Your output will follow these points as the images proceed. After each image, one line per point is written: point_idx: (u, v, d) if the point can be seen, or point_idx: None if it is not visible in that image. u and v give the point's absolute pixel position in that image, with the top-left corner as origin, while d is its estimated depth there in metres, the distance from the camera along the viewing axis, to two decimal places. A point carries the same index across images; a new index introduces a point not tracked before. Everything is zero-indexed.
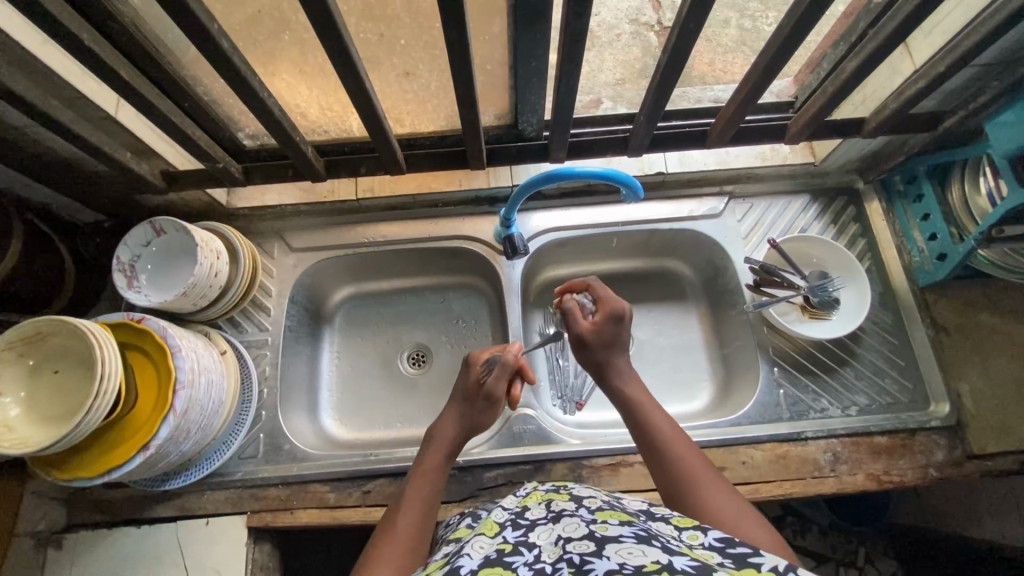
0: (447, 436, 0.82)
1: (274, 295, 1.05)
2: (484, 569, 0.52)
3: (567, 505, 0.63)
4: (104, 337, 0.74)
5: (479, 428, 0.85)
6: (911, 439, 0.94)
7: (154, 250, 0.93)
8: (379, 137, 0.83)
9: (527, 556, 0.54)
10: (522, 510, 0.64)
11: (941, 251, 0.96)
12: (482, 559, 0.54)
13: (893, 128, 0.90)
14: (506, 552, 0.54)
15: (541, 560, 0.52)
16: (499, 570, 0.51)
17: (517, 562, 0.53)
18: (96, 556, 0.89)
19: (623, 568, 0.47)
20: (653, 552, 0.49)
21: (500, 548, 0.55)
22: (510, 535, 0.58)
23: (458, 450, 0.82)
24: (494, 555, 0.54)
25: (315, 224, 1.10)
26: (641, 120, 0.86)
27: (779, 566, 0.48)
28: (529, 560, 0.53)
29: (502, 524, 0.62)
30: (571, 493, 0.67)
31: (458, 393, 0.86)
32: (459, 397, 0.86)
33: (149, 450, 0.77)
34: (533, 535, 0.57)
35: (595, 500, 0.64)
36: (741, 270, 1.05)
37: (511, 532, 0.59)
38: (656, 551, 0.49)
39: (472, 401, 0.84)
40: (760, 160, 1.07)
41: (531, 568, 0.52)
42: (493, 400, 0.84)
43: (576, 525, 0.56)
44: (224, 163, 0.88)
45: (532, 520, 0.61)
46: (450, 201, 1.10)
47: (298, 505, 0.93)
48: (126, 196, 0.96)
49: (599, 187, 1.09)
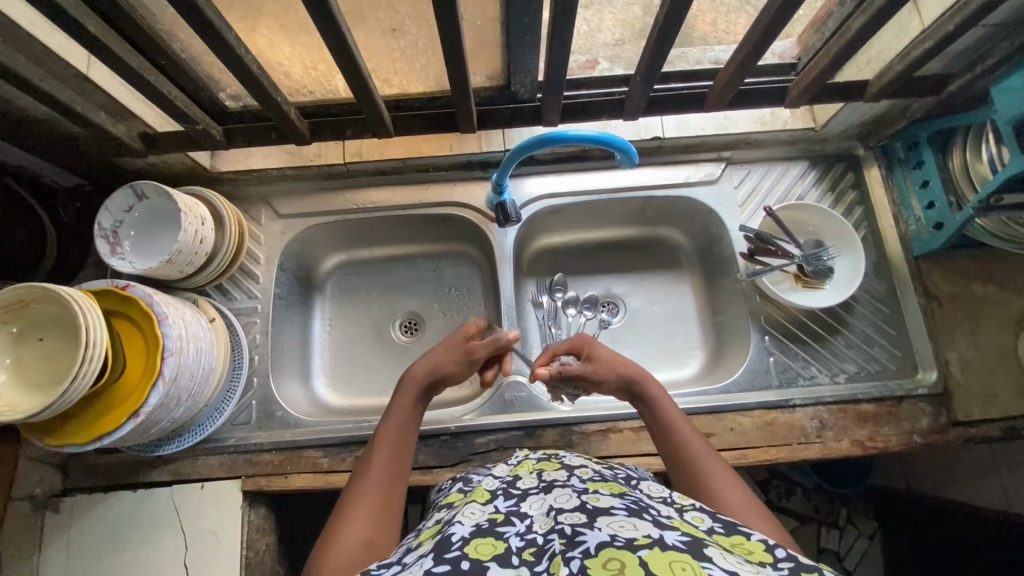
0: (424, 377, 0.80)
1: (263, 262, 1.04)
2: (476, 538, 0.53)
3: (558, 475, 0.66)
4: (88, 305, 0.73)
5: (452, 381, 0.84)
6: (897, 406, 0.95)
7: (137, 215, 0.91)
8: (365, 98, 0.80)
9: (518, 526, 0.56)
10: (514, 479, 0.67)
11: (939, 220, 0.94)
12: (474, 527, 0.55)
13: (898, 91, 0.87)
14: (498, 522, 0.56)
15: (532, 530, 0.54)
16: (490, 540, 0.53)
17: (508, 532, 0.54)
18: (92, 519, 0.90)
19: (615, 539, 0.49)
20: (644, 527, 0.51)
21: (491, 517, 0.57)
22: (502, 505, 0.60)
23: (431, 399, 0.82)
24: (485, 525, 0.55)
25: (303, 189, 1.07)
26: (638, 81, 0.83)
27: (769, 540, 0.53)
28: (521, 530, 0.55)
29: (493, 492, 0.64)
30: (563, 462, 0.70)
31: (444, 343, 0.85)
32: (444, 346, 0.84)
33: (140, 416, 0.77)
34: (525, 505, 0.60)
35: (586, 470, 0.68)
36: (735, 238, 1.04)
37: (502, 501, 0.61)
38: (647, 525, 0.52)
39: (454, 355, 0.83)
40: (759, 125, 1.05)
41: (523, 538, 0.54)
42: (473, 359, 0.85)
43: (568, 496, 0.58)
44: (204, 125, 0.85)
45: (524, 490, 0.63)
46: (441, 166, 1.08)
47: (291, 469, 0.94)
48: (104, 159, 0.92)
49: (594, 152, 1.06)
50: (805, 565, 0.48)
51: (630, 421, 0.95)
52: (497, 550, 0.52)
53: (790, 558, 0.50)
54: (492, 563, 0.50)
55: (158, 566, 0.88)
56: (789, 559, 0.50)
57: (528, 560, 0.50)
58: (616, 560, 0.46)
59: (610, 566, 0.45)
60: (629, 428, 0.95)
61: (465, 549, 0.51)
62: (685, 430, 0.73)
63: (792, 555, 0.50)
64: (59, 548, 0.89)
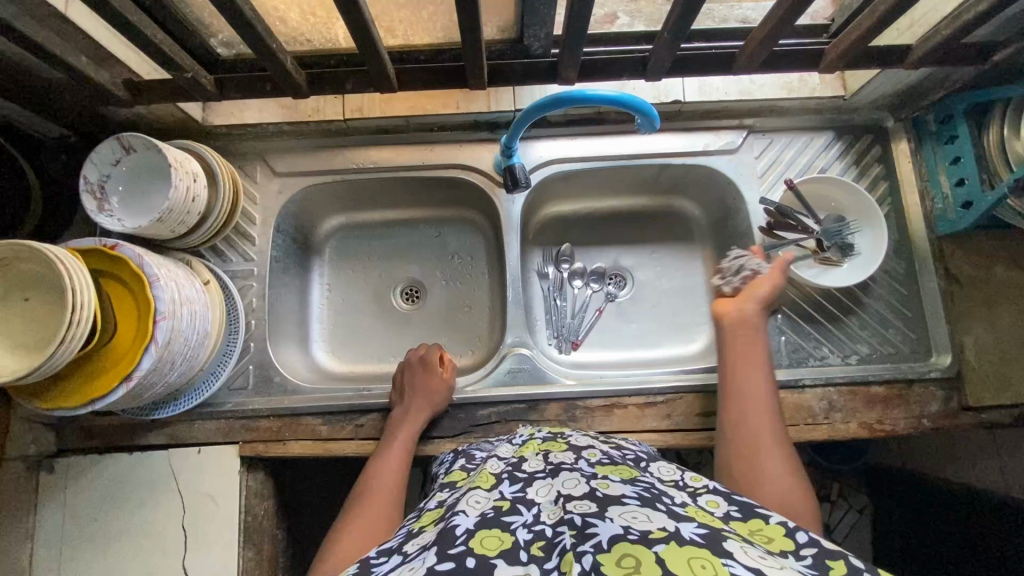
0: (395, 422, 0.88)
1: (258, 223, 0.99)
2: (481, 530, 0.52)
3: (565, 458, 0.64)
4: (74, 265, 0.69)
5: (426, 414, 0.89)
6: (908, 390, 0.93)
7: (125, 169, 0.86)
8: (368, 49, 0.74)
9: (525, 516, 0.54)
10: (520, 462, 0.65)
11: (967, 198, 0.90)
12: (478, 518, 0.54)
13: (943, 59, 0.81)
14: (504, 511, 0.54)
15: (540, 522, 0.53)
16: (497, 533, 0.51)
17: (516, 523, 0.53)
18: (88, 481, 0.89)
19: (628, 533, 0.48)
20: (659, 518, 0.50)
21: (497, 505, 0.55)
22: (507, 491, 0.58)
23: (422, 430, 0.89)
24: (491, 514, 0.54)
25: (300, 146, 1.02)
26: (663, 39, 0.76)
27: (788, 524, 0.54)
28: (528, 521, 0.53)
29: (499, 476, 0.62)
30: (569, 443, 0.69)
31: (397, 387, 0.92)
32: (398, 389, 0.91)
33: (131, 381, 0.75)
34: (531, 491, 0.58)
35: (594, 452, 0.67)
36: (754, 211, 1.00)
37: (508, 487, 0.59)
38: (662, 516, 0.51)
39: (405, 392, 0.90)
40: (785, 91, 0.98)
41: (530, 530, 0.52)
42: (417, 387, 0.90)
43: (576, 482, 0.57)
44: (194, 74, 0.78)
45: (529, 474, 0.62)
46: (446, 125, 1.02)
47: (289, 436, 0.92)
48: (87, 108, 0.86)
49: (609, 115, 1.00)
50: (827, 552, 0.49)
51: (634, 397, 0.93)
52: (504, 545, 0.50)
53: (811, 544, 0.51)
54: (499, 560, 0.48)
55: (155, 529, 0.88)
56: (810, 545, 0.51)
57: (537, 556, 0.49)
58: (632, 557, 0.45)
59: (625, 564, 0.45)
60: (634, 403, 0.93)
61: (469, 544, 0.50)
62: (756, 405, 0.79)
63: (814, 539, 0.51)
64: (55, 509, 0.88)
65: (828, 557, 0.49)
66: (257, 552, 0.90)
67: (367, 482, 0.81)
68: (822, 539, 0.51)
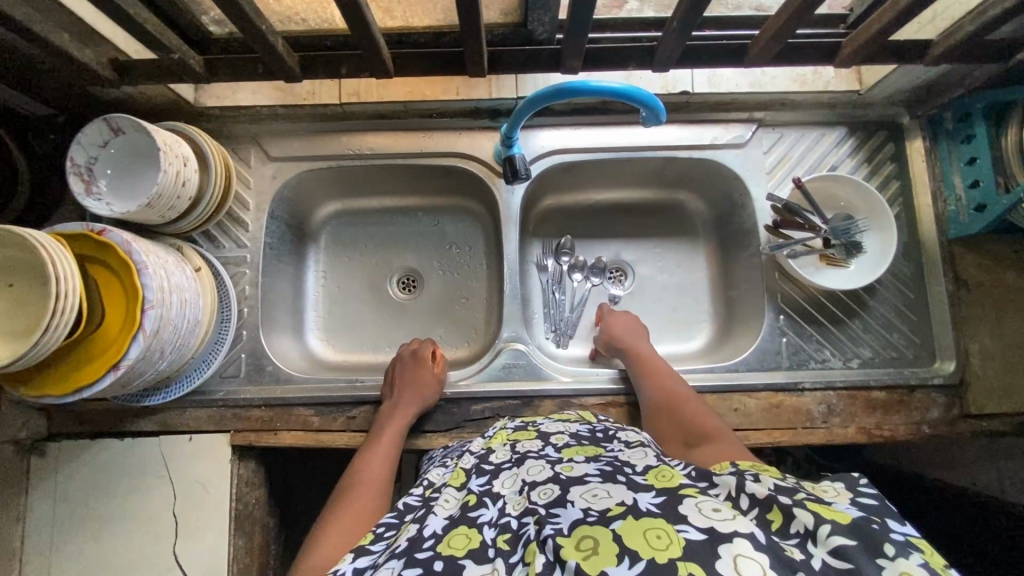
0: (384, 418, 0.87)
1: (252, 208, 0.97)
2: (448, 532, 0.55)
3: (532, 446, 0.67)
4: (58, 252, 0.67)
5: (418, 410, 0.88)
6: (909, 395, 0.92)
7: (113, 152, 0.83)
8: (363, 32, 0.71)
9: (491, 509, 0.58)
10: (487, 453, 0.69)
11: (981, 201, 0.88)
12: (447, 519, 0.57)
13: (965, 55, 0.77)
14: (470, 506, 0.58)
15: (506, 514, 0.57)
16: (464, 530, 0.55)
17: (482, 518, 0.56)
18: (78, 466, 0.89)
19: (587, 516, 0.51)
20: (618, 493, 0.54)
21: (464, 502, 0.59)
22: (475, 485, 0.62)
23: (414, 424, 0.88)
24: (458, 513, 0.58)
25: (295, 130, 0.99)
26: (673, 28, 0.73)
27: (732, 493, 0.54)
28: (494, 516, 0.57)
29: (468, 472, 0.66)
30: (538, 431, 0.72)
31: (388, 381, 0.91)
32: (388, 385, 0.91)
33: (119, 370, 0.73)
34: (497, 483, 0.62)
35: (562, 436, 0.69)
36: (760, 208, 0.97)
37: (476, 480, 0.63)
38: (621, 490, 0.54)
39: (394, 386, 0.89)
40: (798, 84, 0.95)
41: (497, 524, 0.56)
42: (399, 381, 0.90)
43: (541, 468, 0.61)
44: (181, 55, 0.75)
45: (496, 465, 0.65)
46: (446, 111, 0.98)
47: (281, 426, 0.91)
48: (74, 88, 0.84)
49: (615, 105, 0.97)
50: (763, 503, 0.52)
51: (630, 396, 0.92)
52: (472, 544, 0.54)
53: (752, 504, 0.52)
54: (467, 561, 0.52)
55: (145, 516, 0.88)
56: (752, 506, 0.52)
57: (502, 550, 0.53)
58: (589, 539, 0.49)
59: (583, 547, 0.48)
60: (630, 402, 0.92)
61: (437, 547, 0.53)
62: (680, 403, 0.82)
63: (750, 495, 0.53)
64: (45, 493, 0.88)
65: (766, 509, 0.51)
66: (248, 541, 0.90)
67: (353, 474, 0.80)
68: (756, 489, 0.53)
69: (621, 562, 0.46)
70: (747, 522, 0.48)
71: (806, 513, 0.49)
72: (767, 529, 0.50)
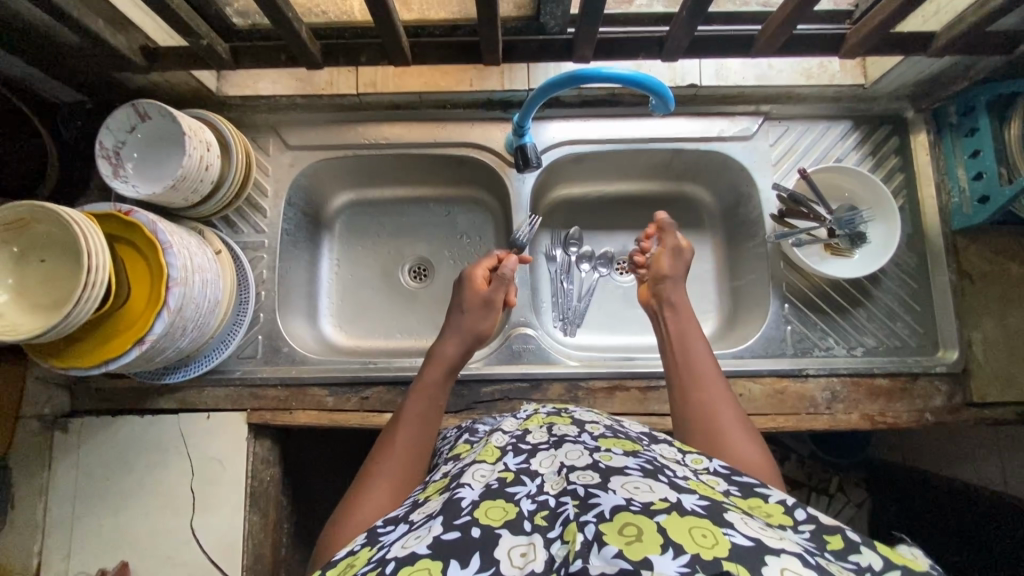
0: (449, 361, 0.81)
1: (270, 195, 1.00)
2: (485, 501, 0.53)
3: (569, 430, 0.64)
4: (89, 227, 0.70)
5: (481, 336, 0.85)
6: (912, 383, 0.93)
7: (140, 137, 0.87)
8: (383, 20, 0.73)
9: (529, 486, 0.55)
10: (523, 434, 0.65)
11: (984, 193, 0.89)
12: (483, 489, 0.54)
13: (965, 48, 0.80)
14: (507, 482, 0.55)
15: (544, 492, 0.54)
16: (501, 504, 0.52)
17: (519, 494, 0.54)
18: (97, 443, 0.91)
19: (631, 504, 0.48)
20: (661, 489, 0.51)
21: (501, 476, 0.56)
22: (511, 462, 0.59)
23: (460, 364, 0.83)
24: (495, 485, 0.55)
25: (312, 120, 1.02)
26: (681, 18, 0.75)
27: (787, 501, 0.54)
28: (532, 492, 0.54)
29: (503, 448, 0.62)
30: (573, 418, 0.69)
31: (456, 306, 0.86)
32: (458, 309, 0.85)
33: (144, 344, 0.76)
34: (535, 462, 0.58)
35: (597, 426, 0.66)
36: (766, 199, 0.99)
37: (512, 458, 0.60)
38: (664, 487, 0.51)
39: (464, 316, 0.84)
40: (804, 78, 0.96)
41: (534, 501, 0.53)
42: (492, 305, 0.86)
43: (579, 453, 0.58)
44: (210, 41, 0.78)
45: (534, 445, 0.62)
46: (460, 102, 1.01)
47: (297, 406, 0.94)
48: (105, 74, 0.87)
49: (624, 96, 0.99)
50: (826, 527, 0.51)
51: (637, 381, 0.94)
52: (508, 515, 0.51)
53: (810, 521, 0.52)
54: (504, 530, 0.50)
55: (164, 491, 0.90)
56: (809, 521, 0.52)
57: (540, 526, 0.50)
58: (633, 526, 0.45)
59: (626, 533, 0.45)
60: (636, 387, 0.94)
61: (475, 514, 0.51)
62: (703, 371, 0.76)
63: (811, 515, 0.52)
64: (66, 469, 0.91)
65: (826, 532, 0.50)
66: (263, 517, 0.93)
67: (392, 430, 0.74)
68: (819, 515, 0.52)
69: (666, 551, 0.43)
70: (795, 544, 0.46)
71: (873, 555, 0.48)
72: (824, 547, 0.49)
